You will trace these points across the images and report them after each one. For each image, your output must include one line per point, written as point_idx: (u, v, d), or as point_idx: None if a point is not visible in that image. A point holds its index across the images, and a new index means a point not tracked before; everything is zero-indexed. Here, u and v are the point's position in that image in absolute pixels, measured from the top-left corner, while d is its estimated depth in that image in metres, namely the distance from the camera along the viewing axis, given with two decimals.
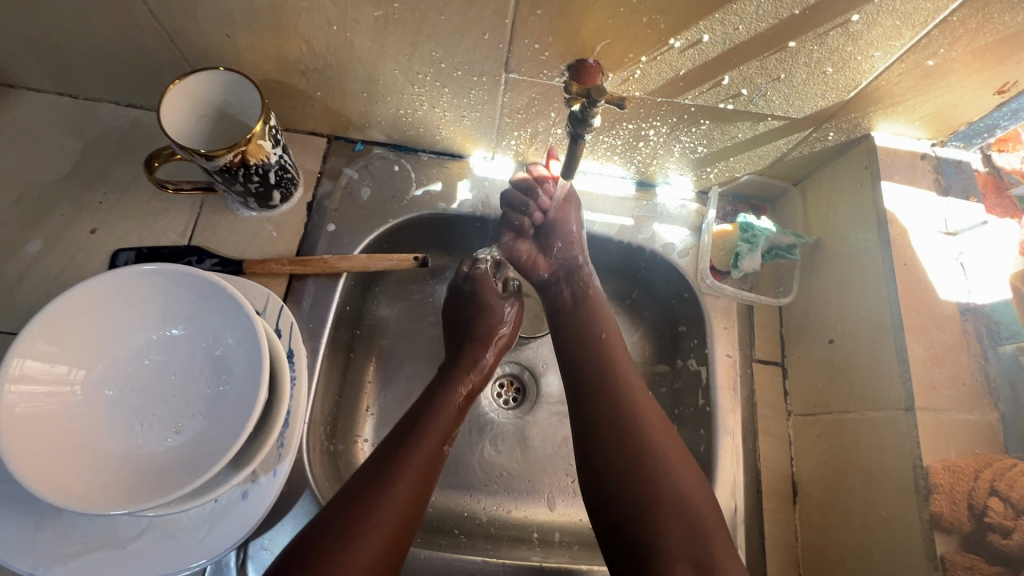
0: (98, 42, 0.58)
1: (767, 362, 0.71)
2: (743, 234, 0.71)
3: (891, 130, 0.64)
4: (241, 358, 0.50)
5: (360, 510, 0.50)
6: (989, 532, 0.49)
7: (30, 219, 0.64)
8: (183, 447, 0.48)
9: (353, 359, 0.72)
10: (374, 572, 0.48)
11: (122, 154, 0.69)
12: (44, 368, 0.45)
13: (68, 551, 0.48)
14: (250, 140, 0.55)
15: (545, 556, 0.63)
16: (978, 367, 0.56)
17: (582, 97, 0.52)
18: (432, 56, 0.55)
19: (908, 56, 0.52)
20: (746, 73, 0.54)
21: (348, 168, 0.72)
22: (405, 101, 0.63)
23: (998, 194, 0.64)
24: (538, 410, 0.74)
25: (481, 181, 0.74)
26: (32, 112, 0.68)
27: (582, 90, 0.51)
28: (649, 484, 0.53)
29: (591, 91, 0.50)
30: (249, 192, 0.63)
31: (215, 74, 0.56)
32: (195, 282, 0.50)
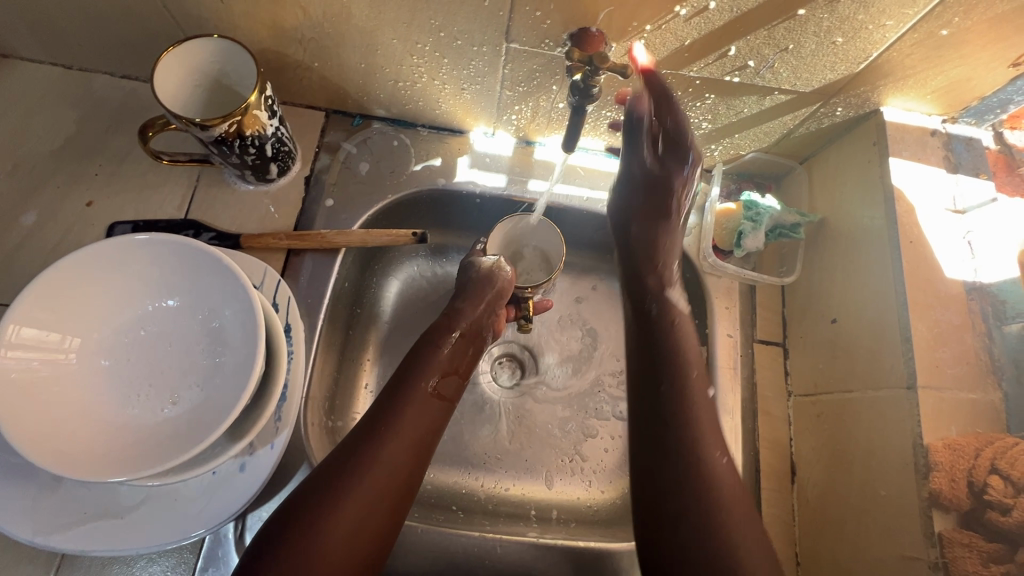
0: (90, 9, 0.57)
1: (768, 343, 0.70)
2: (747, 213, 0.70)
3: (901, 105, 0.62)
4: (237, 331, 0.50)
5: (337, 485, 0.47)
6: (987, 510, 0.49)
7: (26, 190, 0.64)
8: (178, 418, 0.48)
9: (351, 337, 0.71)
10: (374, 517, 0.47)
11: (118, 126, 0.68)
12: (38, 336, 0.45)
13: (65, 520, 0.48)
14: (246, 110, 0.54)
15: (542, 532, 0.64)
16: (981, 346, 0.55)
17: (583, 65, 0.51)
18: (432, 24, 0.54)
19: (922, 25, 0.50)
20: (753, 43, 0.53)
21: (346, 143, 0.71)
22: (404, 72, 0.62)
23: (1009, 171, 0.62)
24: (538, 389, 0.73)
25: (481, 157, 0.73)
26: (25, 83, 0.67)
27: (583, 58, 0.50)
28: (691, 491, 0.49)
29: (592, 60, 0.49)
30: (246, 164, 0.62)
31: (210, 41, 0.55)
32: (189, 252, 0.49)
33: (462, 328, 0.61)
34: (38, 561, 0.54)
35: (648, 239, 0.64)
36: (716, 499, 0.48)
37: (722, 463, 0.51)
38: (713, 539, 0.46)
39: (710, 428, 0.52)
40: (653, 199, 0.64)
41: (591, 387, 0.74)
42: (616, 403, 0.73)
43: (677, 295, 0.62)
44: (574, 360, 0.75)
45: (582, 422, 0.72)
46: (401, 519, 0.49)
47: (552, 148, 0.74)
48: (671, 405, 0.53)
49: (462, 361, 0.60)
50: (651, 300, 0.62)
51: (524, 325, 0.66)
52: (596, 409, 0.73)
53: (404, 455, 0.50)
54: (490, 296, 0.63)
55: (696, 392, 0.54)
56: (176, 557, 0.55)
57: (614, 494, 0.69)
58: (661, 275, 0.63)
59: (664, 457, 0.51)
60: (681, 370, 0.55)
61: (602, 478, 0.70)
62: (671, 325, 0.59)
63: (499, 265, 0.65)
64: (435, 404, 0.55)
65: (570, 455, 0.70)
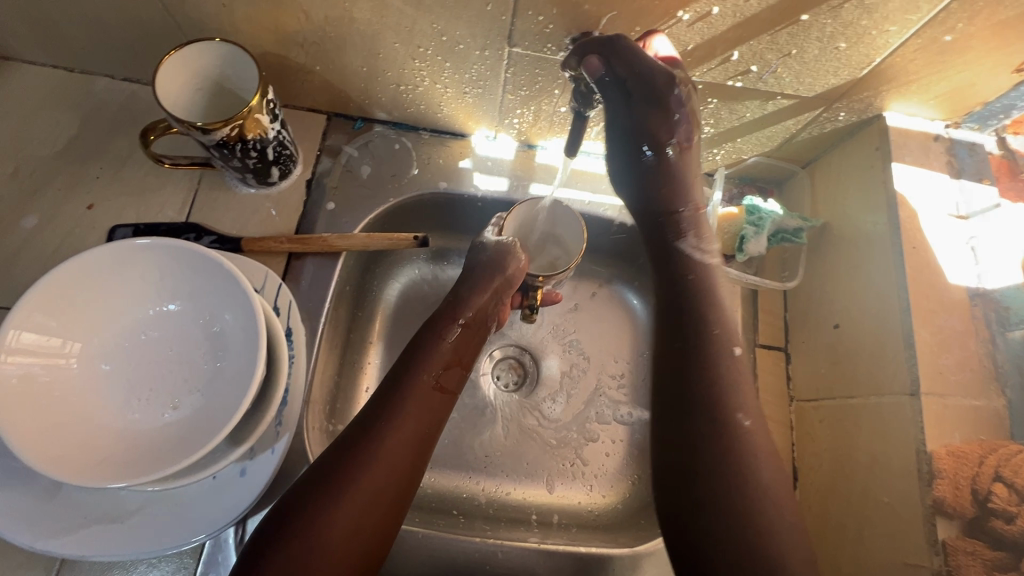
0: (92, 12, 0.57)
1: (770, 347, 0.70)
2: (749, 217, 0.69)
3: (904, 110, 0.62)
4: (239, 336, 0.49)
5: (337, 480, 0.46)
6: (991, 517, 0.48)
7: (27, 193, 0.64)
8: (179, 423, 0.47)
9: (352, 340, 0.71)
10: (375, 512, 0.46)
11: (119, 129, 0.68)
12: (39, 340, 0.45)
13: (64, 525, 0.48)
14: (248, 113, 0.54)
15: (543, 536, 0.63)
16: (985, 353, 0.55)
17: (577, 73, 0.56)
18: (434, 29, 0.54)
19: (925, 31, 0.50)
20: (756, 48, 0.53)
21: (348, 146, 0.71)
22: (406, 76, 0.62)
23: (1013, 176, 0.62)
24: (540, 392, 0.73)
25: (483, 160, 0.73)
26: (26, 86, 0.67)
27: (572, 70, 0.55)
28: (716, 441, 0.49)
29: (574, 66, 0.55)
30: (247, 167, 0.62)
31: (213, 45, 0.55)
32: (191, 257, 0.49)
33: (467, 317, 0.58)
34: (38, 565, 0.54)
35: (662, 197, 0.61)
36: (743, 463, 0.48)
37: (746, 426, 0.50)
38: (739, 505, 0.46)
39: (737, 390, 0.51)
40: (652, 165, 0.61)
41: (593, 391, 0.74)
42: (616, 407, 0.73)
43: (702, 249, 0.60)
44: (576, 364, 0.75)
45: (583, 426, 0.72)
46: (402, 515, 0.48)
47: (554, 152, 0.74)
48: (692, 364, 0.53)
49: (466, 351, 0.58)
50: (677, 258, 0.59)
51: (526, 314, 0.67)
52: (597, 413, 0.73)
53: (406, 451, 0.49)
54: (498, 283, 0.60)
55: (721, 351, 0.53)
56: (177, 561, 0.55)
57: (614, 498, 0.69)
58: (683, 228, 0.60)
59: (687, 425, 0.50)
60: (703, 330, 0.54)
61: (603, 482, 0.70)
62: (695, 281, 0.57)
63: (514, 247, 0.62)
64: (438, 396, 0.53)
65: (571, 459, 0.70)
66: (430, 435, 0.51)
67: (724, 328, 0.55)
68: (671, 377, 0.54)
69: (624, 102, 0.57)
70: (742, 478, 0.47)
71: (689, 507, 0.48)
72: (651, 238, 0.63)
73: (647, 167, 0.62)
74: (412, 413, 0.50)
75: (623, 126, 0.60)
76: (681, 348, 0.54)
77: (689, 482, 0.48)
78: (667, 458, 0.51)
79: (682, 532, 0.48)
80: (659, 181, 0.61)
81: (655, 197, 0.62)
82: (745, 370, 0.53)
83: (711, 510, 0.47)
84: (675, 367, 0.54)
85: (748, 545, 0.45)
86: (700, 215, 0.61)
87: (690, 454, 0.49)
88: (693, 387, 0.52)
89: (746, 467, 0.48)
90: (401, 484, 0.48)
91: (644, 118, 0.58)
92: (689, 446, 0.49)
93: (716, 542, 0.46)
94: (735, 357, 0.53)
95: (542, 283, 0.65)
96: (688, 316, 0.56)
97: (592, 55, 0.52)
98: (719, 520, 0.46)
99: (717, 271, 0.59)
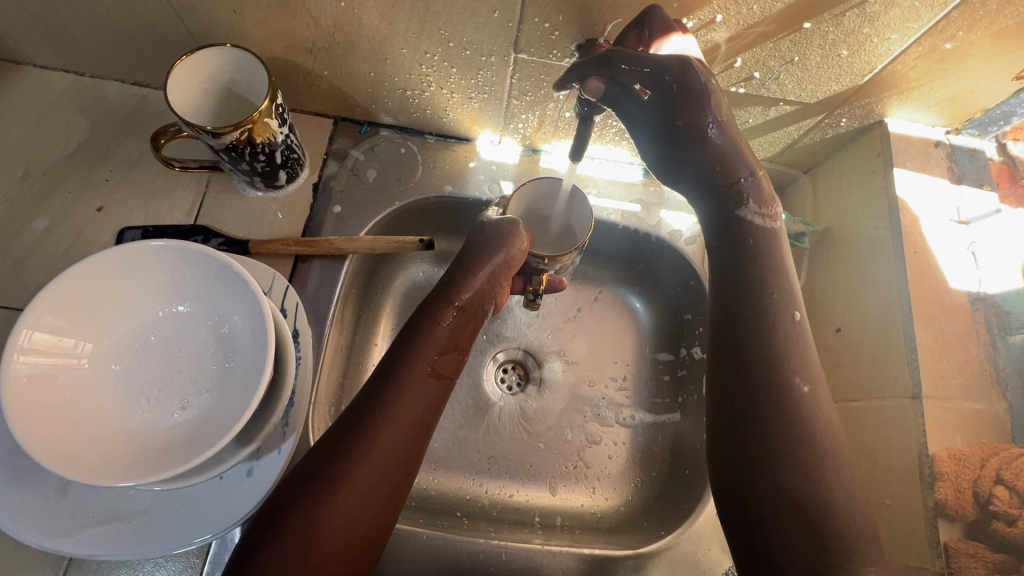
0: (105, 18, 0.58)
1: None
2: None
3: (905, 117, 0.63)
4: (247, 337, 0.50)
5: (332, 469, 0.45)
6: (993, 520, 0.49)
7: (37, 195, 0.65)
8: (188, 423, 0.48)
9: (357, 342, 0.71)
10: (371, 501, 0.45)
11: (128, 132, 0.68)
12: (51, 341, 0.46)
13: (73, 524, 0.48)
14: (257, 117, 0.54)
15: (546, 538, 0.64)
16: (985, 357, 0.56)
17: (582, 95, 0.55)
18: (442, 35, 0.55)
19: (926, 38, 0.51)
20: (759, 55, 0.53)
21: (354, 150, 0.72)
22: (413, 81, 0.63)
23: (1013, 182, 0.63)
24: (543, 395, 0.73)
25: (488, 164, 0.74)
26: (37, 89, 0.68)
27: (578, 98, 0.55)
28: (774, 422, 0.48)
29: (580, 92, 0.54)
30: (255, 171, 0.62)
31: (223, 51, 0.56)
32: (201, 259, 0.50)
33: (462, 301, 0.56)
34: (45, 564, 0.54)
35: (716, 170, 0.56)
36: (803, 430, 0.48)
37: (806, 392, 0.49)
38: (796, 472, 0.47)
39: (796, 356, 0.50)
40: (696, 145, 0.56)
41: (595, 393, 0.74)
42: (619, 409, 0.74)
43: (764, 215, 0.56)
44: (578, 367, 0.75)
45: (586, 428, 0.72)
46: (400, 505, 0.47)
47: (557, 156, 0.75)
48: (748, 330, 0.52)
49: (462, 336, 0.56)
50: (740, 224, 0.56)
51: (530, 301, 0.62)
52: (600, 415, 0.73)
53: (400, 441, 0.47)
54: (497, 263, 0.58)
55: (780, 315, 0.52)
56: (183, 561, 0.55)
57: (617, 500, 0.69)
58: (743, 195, 0.56)
59: (744, 395, 0.50)
60: (764, 297, 0.53)
61: (606, 484, 0.70)
62: (756, 247, 0.55)
63: (515, 226, 0.60)
64: (433, 383, 0.51)
65: (574, 461, 0.71)
66: (427, 422, 0.50)
67: (782, 292, 0.53)
68: (727, 345, 0.53)
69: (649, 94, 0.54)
70: (803, 444, 0.47)
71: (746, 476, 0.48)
72: (710, 212, 0.58)
73: (693, 147, 0.56)
74: (408, 400, 0.49)
75: (651, 121, 0.56)
76: (739, 314, 0.53)
77: (749, 449, 0.48)
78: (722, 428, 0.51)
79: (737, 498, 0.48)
80: (710, 156, 0.56)
81: (707, 172, 0.57)
82: (807, 334, 0.52)
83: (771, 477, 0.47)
84: (730, 334, 0.53)
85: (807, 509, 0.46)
86: (761, 177, 0.57)
87: (749, 423, 0.49)
88: (751, 354, 0.51)
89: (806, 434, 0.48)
90: (398, 473, 0.47)
91: (674, 105, 0.54)
92: (748, 416, 0.49)
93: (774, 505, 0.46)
94: (795, 322, 0.52)
95: (546, 265, 0.62)
96: (746, 280, 0.54)
97: (592, 78, 0.52)
98: (778, 487, 0.47)
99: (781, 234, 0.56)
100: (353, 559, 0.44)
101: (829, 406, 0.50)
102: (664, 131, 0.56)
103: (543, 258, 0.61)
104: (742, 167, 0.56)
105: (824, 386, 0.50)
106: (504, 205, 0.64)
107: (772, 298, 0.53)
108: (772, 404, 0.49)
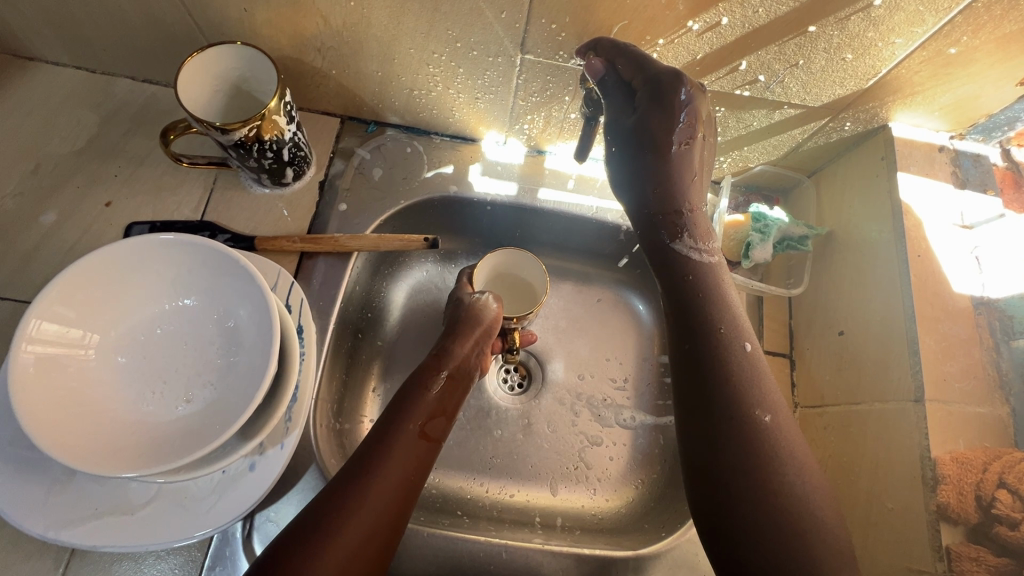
0: (118, 16, 0.58)
1: (775, 354, 0.70)
2: (755, 224, 0.70)
3: (909, 121, 0.63)
4: (252, 331, 0.50)
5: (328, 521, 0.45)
6: (995, 524, 0.49)
7: (47, 189, 0.65)
8: (192, 416, 0.48)
9: (360, 340, 0.71)
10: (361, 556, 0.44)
11: (137, 128, 0.69)
12: (59, 332, 0.46)
13: (77, 516, 0.49)
14: (266, 115, 0.55)
15: (546, 538, 0.64)
16: (989, 361, 0.56)
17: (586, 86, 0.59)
18: (449, 35, 0.55)
19: (930, 43, 0.51)
20: (764, 58, 0.54)
21: (360, 149, 0.73)
22: (420, 80, 0.63)
23: (1017, 188, 0.63)
24: (544, 395, 0.74)
25: (493, 165, 0.74)
26: (48, 85, 0.69)
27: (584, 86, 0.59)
28: (751, 461, 0.47)
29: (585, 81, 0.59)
30: (262, 168, 0.63)
31: (233, 48, 0.57)
32: (208, 254, 0.50)
33: (450, 369, 0.60)
34: (47, 556, 0.54)
35: (658, 197, 0.58)
36: (777, 458, 0.47)
37: (768, 424, 0.49)
38: (773, 495, 0.45)
39: (755, 388, 0.50)
40: (655, 164, 0.57)
41: (596, 394, 0.74)
42: (619, 411, 0.74)
43: (701, 250, 0.57)
44: (580, 367, 0.75)
45: (588, 430, 0.72)
46: (384, 567, 0.47)
47: (562, 157, 0.75)
48: (709, 360, 0.52)
49: (450, 401, 0.59)
50: (676, 256, 0.57)
51: (508, 356, 0.69)
52: (600, 416, 0.73)
53: (391, 499, 0.48)
54: (478, 335, 0.62)
55: (732, 348, 0.52)
56: (184, 555, 0.56)
57: (618, 502, 0.69)
58: (681, 228, 0.57)
59: (712, 417, 0.49)
60: (710, 335, 0.53)
61: (606, 486, 0.70)
62: (693, 278, 0.56)
63: (487, 302, 0.65)
64: (423, 445, 0.53)
65: (575, 463, 0.71)
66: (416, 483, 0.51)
67: (732, 325, 0.54)
68: (688, 375, 0.52)
69: (627, 103, 0.55)
70: (779, 470, 0.47)
71: (720, 497, 0.47)
72: (646, 239, 0.60)
73: (649, 164, 0.57)
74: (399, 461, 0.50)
75: (624, 135, 0.57)
76: (692, 347, 0.53)
77: (718, 471, 0.47)
78: (692, 449, 0.50)
79: (712, 518, 0.47)
80: (659, 179, 0.57)
81: (651, 197, 0.58)
82: (760, 362, 0.52)
83: (745, 498, 0.46)
84: (688, 377, 0.52)
85: (788, 537, 0.44)
86: (700, 214, 0.58)
87: (721, 453, 0.48)
88: (713, 381, 0.51)
89: (781, 453, 0.47)
90: (388, 533, 0.47)
91: (644, 118, 0.55)
92: (715, 439, 0.49)
93: (746, 534, 0.45)
94: (747, 353, 0.52)
95: (516, 324, 0.68)
96: (685, 312, 0.55)
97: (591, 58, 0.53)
98: (757, 524, 0.45)
99: (719, 270, 0.57)
100: None
101: (796, 436, 0.49)
102: (626, 148, 0.58)
103: (512, 320, 0.67)
104: (689, 197, 0.57)
105: (785, 414, 0.50)
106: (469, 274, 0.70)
107: (721, 335, 0.53)
108: (743, 442, 0.48)
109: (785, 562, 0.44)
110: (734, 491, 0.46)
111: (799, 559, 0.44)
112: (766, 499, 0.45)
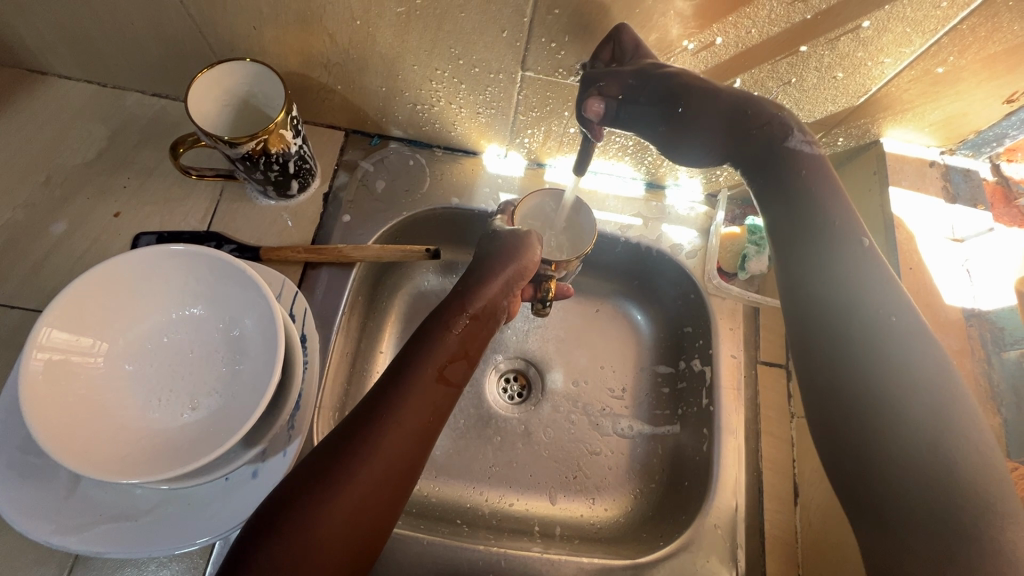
0: (131, 32, 0.60)
1: (771, 364, 0.72)
2: (752, 236, 0.73)
3: (901, 137, 0.65)
4: (258, 341, 0.51)
5: (338, 467, 0.45)
6: None
7: (56, 200, 0.67)
8: (197, 423, 0.49)
9: (362, 348, 0.72)
10: (373, 502, 0.45)
11: (146, 141, 0.71)
12: (70, 340, 0.47)
13: (81, 521, 0.49)
14: (273, 129, 0.57)
15: (545, 547, 0.64)
16: (980, 372, 0.57)
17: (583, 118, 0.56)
18: (451, 53, 0.57)
19: (918, 63, 0.53)
20: (757, 76, 0.56)
21: (364, 161, 0.74)
22: (423, 95, 0.65)
23: (1006, 203, 0.65)
24: (544, 404, 0.74)
25: (494, 178, 0.76)
26: (60, 99, 0.71)
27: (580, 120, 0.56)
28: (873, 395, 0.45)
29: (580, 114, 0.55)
30: (268, 180, 0.64)
31: (243, 65, 0.58)
32: (216, 264, 0.52)
33: (475, 309, 0.55)
34: (51, 562, 0.55)
35: (744, 122, 0.55)
36: (911, 364, 0.45)
37: (897, 323, 0.47)
38: (924, 441, 0.43)
39: (880, 288, 0.49)
40: (709, 118, 0.54)
41: (595, 402, 0.75)
42: (617, 420, 0.74)
43: (806, 145, 0.55)
44: (579, 376, 0.76)
45: (587, 438, 0.73)
46: (398, 511, 0.47)
47: (561, 170, 0.77)
48: (828, 268, 0.51)
49: (474, 343, 0.56)
50: (788, 158, 0.55)
51: (538, 308, 0.63)
52: (598, 425, 0.74)
53: (402, 450, 0.47)
54: (510, 273, 0.58)
55: (852, 245, 0.51)
56: (187, 561, 0.56)
57: (617, 512, 0.69)
58: (784, 130, 0.55)
59: (829, 345, 0.49)
60: (831, 239, 0.51)
61: (605, 496, 0.70)
62: (808, 180, 0.54)
63: (527, 237, 0.60)
64: (441, 389, 0.51)
65: (574, 472, 0.71)
66: (432, 428, 0.50)
67: (846, 221, 0.52)
68: (808, 282, 0.52)
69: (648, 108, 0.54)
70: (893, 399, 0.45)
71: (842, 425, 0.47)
72: (750, 165, 0.57)
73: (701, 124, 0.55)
74: (414, 407, 0.49)
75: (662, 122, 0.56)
76: (811, 257, 0.52)
77: (836, 401, 0.47)
78: (812, 373, 0.50)
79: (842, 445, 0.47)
80: (720, 118, 0.55)
81: (724, 130, 0.56)
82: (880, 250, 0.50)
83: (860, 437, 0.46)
84: (816, 287, 0.51)
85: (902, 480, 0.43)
86: (788, 110, 0.56)
87: (843, 377, 0.47)
88: (836, 299, 0.50)
89: (907, 394, 0.44)
90: (401, 479, 0.47)
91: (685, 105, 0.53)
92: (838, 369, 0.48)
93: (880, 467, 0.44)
94: (868, 245, 0.51)
95: (554, 271, 0.63)
96: (801, 222, 0.53)
97: (592, 98, 0.52)
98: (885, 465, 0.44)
99: (827, 159, 0.55)
100: (352, 558, 0.44)
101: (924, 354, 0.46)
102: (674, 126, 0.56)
103: (551, 265, 0.62)
104: (769, 111, 0.55)
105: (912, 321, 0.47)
106: (509, 213, 0.66)
107: (832, 234, 0.52)
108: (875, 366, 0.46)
109: (932, 514, 0.41)
110: (853, 425, 0.46)
111: (931, 497, 0.41)
112: (869, 443, 0.45)
